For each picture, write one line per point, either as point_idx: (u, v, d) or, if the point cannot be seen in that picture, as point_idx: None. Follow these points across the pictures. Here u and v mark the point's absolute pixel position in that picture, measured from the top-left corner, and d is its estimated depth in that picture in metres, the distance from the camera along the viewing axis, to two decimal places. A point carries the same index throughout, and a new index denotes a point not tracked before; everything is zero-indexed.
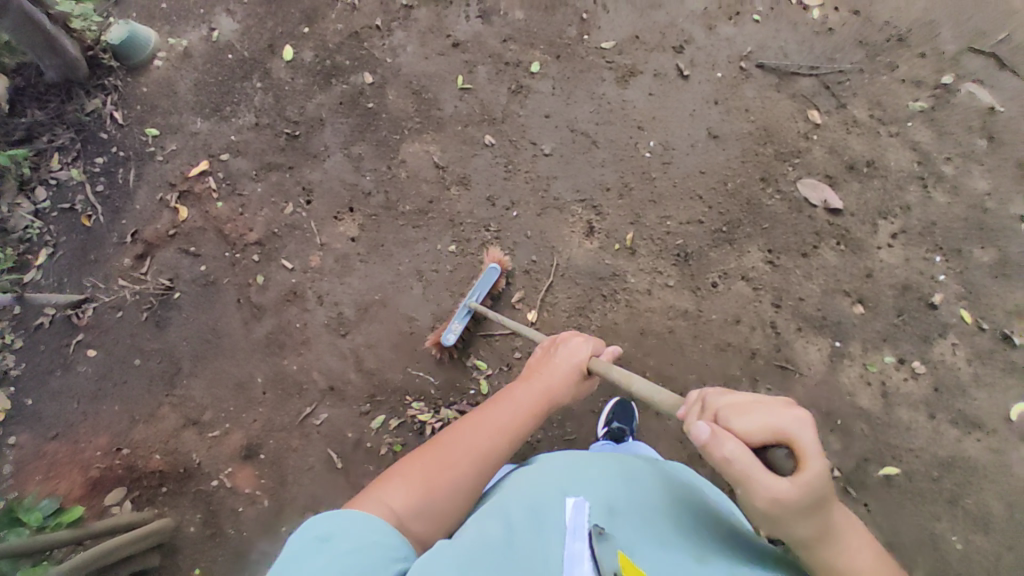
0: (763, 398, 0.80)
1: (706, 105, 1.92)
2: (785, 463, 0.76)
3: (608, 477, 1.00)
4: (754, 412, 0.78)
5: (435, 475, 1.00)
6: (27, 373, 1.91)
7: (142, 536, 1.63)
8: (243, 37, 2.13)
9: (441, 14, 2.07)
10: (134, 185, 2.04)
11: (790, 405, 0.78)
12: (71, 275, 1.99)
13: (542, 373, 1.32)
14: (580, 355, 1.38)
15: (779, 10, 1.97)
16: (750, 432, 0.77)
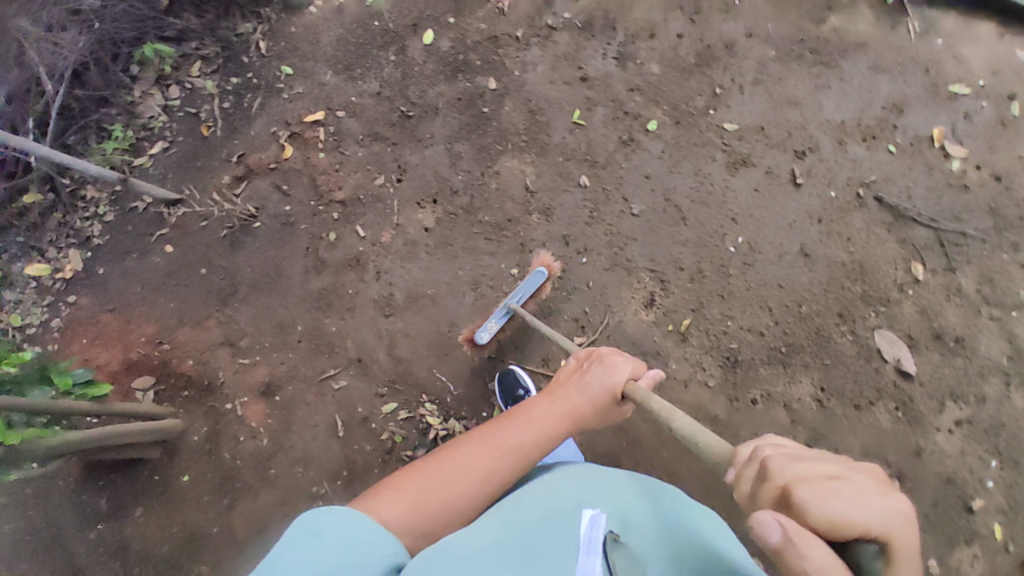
0: (848, 477, 0.61)
1: (808, 219, 1.86)
2: (873, 564, 0.58)
3: (613, 500, 1.02)
4: (848, 498, 0.59)
5: (423, 500, 0.98)
6: (109, 246, 2.14)
7: (149, 429, 1.75)
8: (394, 10, 2.26)
9: (581, 46, 2.11)
10: (255, 111, 2.22)
11: (882, 493, 0.60)
12: (174, 173, 2.17)
13: (564, 392, 1.19)
14: (615, 379, 1.21)
15: (919, 148, 1.91)
16: (840, 525, 0.58)
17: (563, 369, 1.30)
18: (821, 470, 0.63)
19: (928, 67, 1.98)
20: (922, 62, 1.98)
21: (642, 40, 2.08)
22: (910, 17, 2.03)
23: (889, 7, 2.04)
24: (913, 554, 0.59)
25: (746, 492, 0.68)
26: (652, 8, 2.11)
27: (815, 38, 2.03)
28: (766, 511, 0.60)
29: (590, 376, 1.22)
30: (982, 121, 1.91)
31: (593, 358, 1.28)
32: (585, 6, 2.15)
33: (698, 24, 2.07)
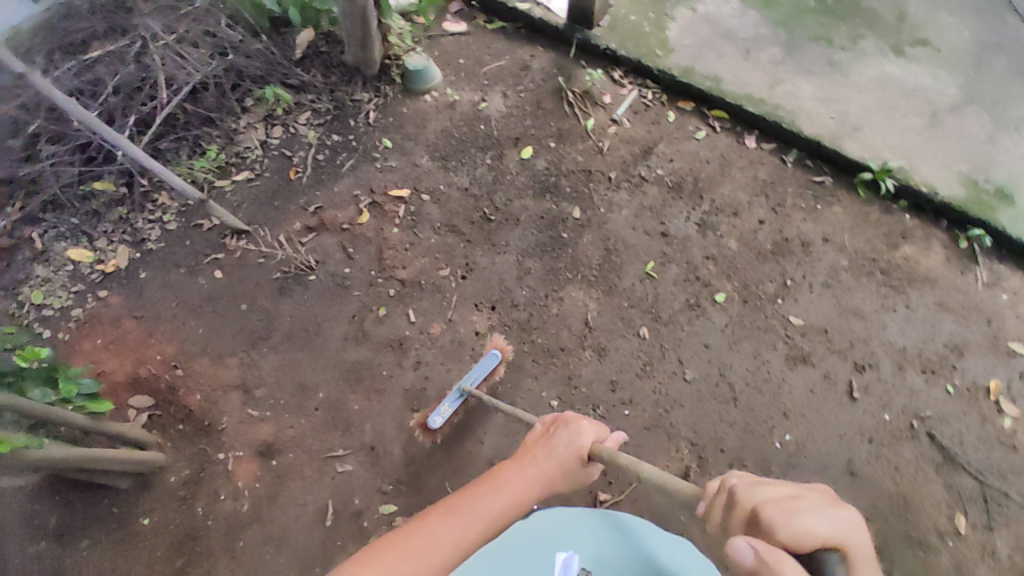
0: (803, 498, 0.88)
1: (858, 436, 1.82)
2: (836, 569, 0.76)
3: (587, 533, 1.18)
4: (794, 520, 0.82)
5: (390, 571, 1.06)
6: (160, 253, 2.11)
7: (128, 459, 1.61)
8: (502, 119, 2.39)
9: (666, 203, 2.20)
10: (345, 170, 2.29)
11: (834, 512, 0.83)
12: (249, 205, 2.21)
13: (533, 461, 1.36)
14: (574, 448, 1.40)
15: (976, 395, 1.90)
16: (803, 533, 0.79)
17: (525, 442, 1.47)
18: (780, 497, 0.89)
19: (991, 318, 2.01)
20: (987, 312, 2.02)
21: (726, 214, 2.17)
22: (982, 266, 2.09)
23: (963, 250, 2.11)
24: (859, 560, 0.77)
25: (721, 521, 0.98)
26: (739, 189, 2.23)
27: (887, 260, 2.09)
28: (740, 539, 0.79)
29: (552, 447, 1.39)
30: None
31: (551, 428, 1.47)
32: (678, 169, 2.28)
33: (778, 216, 2.17)
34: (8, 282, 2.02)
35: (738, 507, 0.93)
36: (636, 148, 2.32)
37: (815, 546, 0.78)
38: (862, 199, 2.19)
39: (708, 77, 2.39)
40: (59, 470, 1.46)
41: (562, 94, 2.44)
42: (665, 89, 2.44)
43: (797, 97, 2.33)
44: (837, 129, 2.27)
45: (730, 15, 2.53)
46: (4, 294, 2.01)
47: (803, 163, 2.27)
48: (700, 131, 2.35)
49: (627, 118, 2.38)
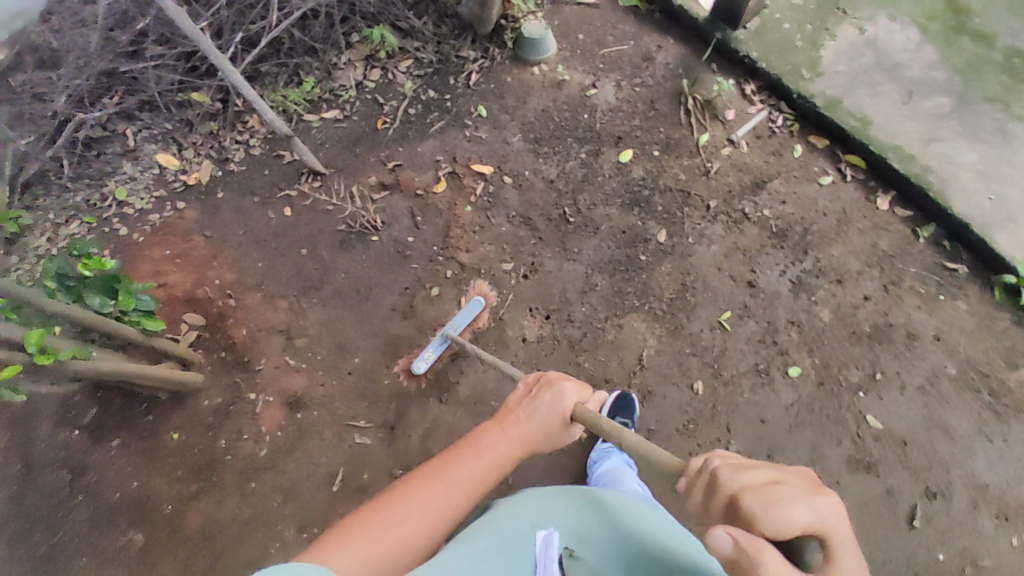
0: (786, 481, 0.75)
1: (902, 566, 1.63)
2: (814, 558, 0.69)
3: (559, 510, 1.05)
4: (777, 508, 0.70)
5: (372, 541, 0.98)
6: (240, 176, 2.14)
7: (166, 377, 1.67)
8: (608, 113, 2.20)
9: (763, 249, 1.98)
10: (433, 131, 2.19)
11: (819, 491, 0.72)
12: (332, 146, 2.18)
13: (514, 426, 1.30)
14: (553, 408, 1.33)
15: None
16: (788, 527, 0.69)
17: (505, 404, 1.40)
18: (762, 479, 0.76)
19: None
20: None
21: (827, 279, 1.94)
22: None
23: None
24: (849, 544, 0.70)
25: (702, 503, 0.83)
26: (851, 254, 1.97)
27: (999, 379, 1.81)
28: (720, 528, 0.70)
29: (532, 410, 1.33)
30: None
31: (529, 390, 1.41)
32: (788, 213, 2.03)
33: (889, 296, 1.92)
34: (98, 173, 2.10)
35: (717, 493, 0.79)
36: (747, 179, 2.08)
37: (800, 534, 0.69)
38: (993, 301, 1.90)
39: (855, 116, 2.07)
40: (101, 379, 1.53)
41: (681, 97, 2.21)
42: (799, 117, 2.15)
43: (952, 164, 1.99)
44: (994, 212, 1.94)
45: (901, 47, 2.17)
46: (92, 183, 2.09)
47: (938, 243, 1.98)
48: (826, 176, 2.08)
49: (747, 141, 2.13)
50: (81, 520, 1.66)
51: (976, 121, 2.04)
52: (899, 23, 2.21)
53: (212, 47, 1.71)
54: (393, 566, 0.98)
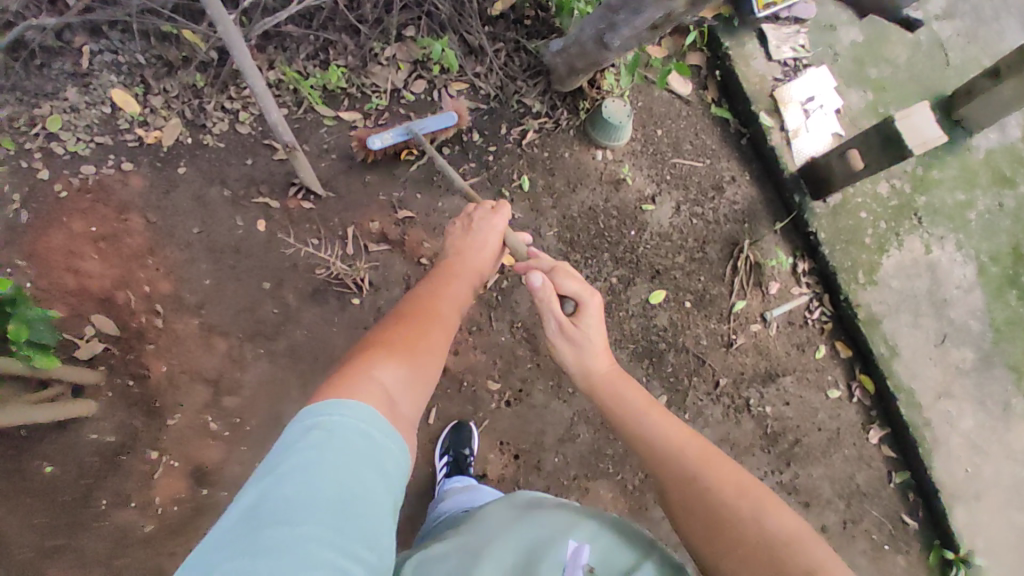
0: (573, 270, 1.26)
1: None
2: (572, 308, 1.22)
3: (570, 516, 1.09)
4: (564, 276, 1.24)
5: (403, 349, 0.96)
6: (213, 154, 1.71)
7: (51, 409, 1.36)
8: (655, 238, 1.96)
9: (750, 448, 1.89)
10: (461, 188, 1.87)
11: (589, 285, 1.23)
12: (340, 160, 1.79)
13: (470, 243, 1.33)
14: (497, 232, 1.36)
15: None
16: (563, 286, 1.22)
17: (450, 234, 1.38)
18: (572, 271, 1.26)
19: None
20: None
21: (796, 499, 1.89)
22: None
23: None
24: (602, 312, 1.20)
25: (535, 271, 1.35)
26: (827, 479, 1.93)
27: None
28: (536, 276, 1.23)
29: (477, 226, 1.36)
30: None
31: (474, 210, 1.40)
32: (787, 417, 1.93)
33: (844, 533, 1.91)
34: (34, 88, 1.64)
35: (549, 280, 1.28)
36: (762, 365, 1.95)
37: (567, 290, 1.22)
38: (925, 563, 1.92)
39: (887, 343, 1.98)
40: None
41: (736, 250, 2.01)
42: (835, 317, 2.03)
43: (951, 425, 1.97)
44: (963, 485, 1.94)
45: (956, 282, 2.06)
46: (23, 98, 1.63)
47: (904, 492, 1.97)
48: (835, 389, 1.99)
49: (778, 324, 1.99)
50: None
51: (990, 387, 2.01)
52: (962, 253, 2.08)
53: (226, 23, 1.28)
54: (424, 366, 0.99)
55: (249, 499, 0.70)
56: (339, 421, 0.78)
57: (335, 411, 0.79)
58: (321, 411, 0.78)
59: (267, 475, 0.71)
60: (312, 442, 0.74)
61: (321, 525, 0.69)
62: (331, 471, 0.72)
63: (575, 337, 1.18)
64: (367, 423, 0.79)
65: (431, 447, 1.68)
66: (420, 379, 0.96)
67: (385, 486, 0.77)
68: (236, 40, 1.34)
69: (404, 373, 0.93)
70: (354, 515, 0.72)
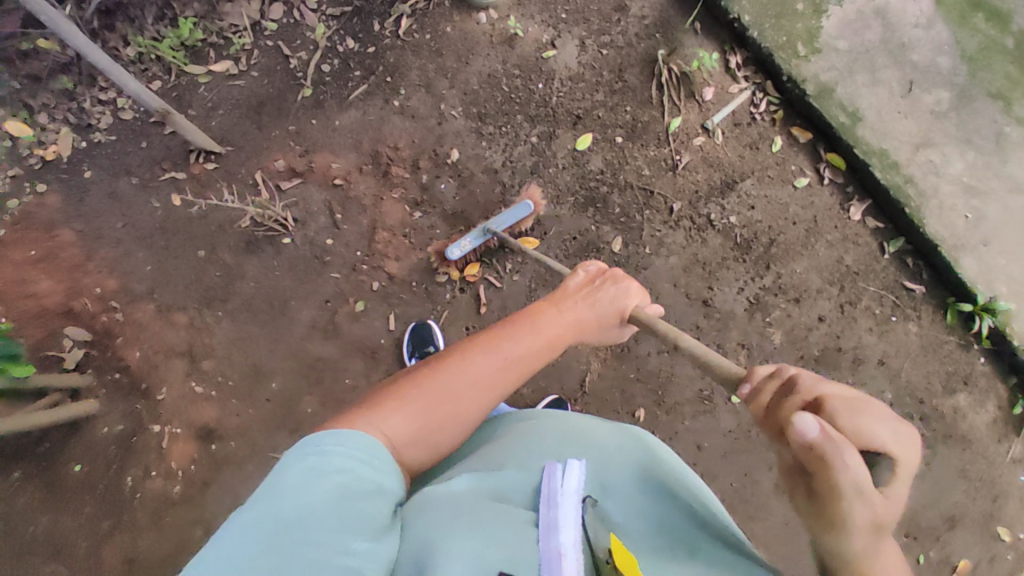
0: (874, 400, 0.74)
1: None
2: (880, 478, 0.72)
3: (558, 435, 1.00)
4: (862, 418, 0.72)
5: (429, 407, 0.89)
6: (109, 148, 1.75)
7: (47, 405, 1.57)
8: (567, 82, 1.85)
9: (723, 262, 1.81)
10: (353, 99, 1.80)
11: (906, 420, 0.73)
12: (228, 112, 1.77)
13: (577, 308, 1.16)
14: (621, 305, 1.22)
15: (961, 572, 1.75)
16: (869, 438, 0.71)
17: (566, 285, 1.25)
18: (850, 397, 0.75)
19: (995, 494, 1.78)
20: (994, 484, 1.78)
21: (785, 298, 1.82)
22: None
23: (1010, 414, 1.81)
24: (910, 478, 0.72)
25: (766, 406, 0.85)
26: (814, 270, 1.84)
27: (933, 404, 1.82)
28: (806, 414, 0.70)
29: (596, 301, 1.20)
30: (1001, 568, 1.74)
31: (592, 280, 1.25)
32: (756, 221, 1.84)
33: (844, 317, 1.83)
34: None
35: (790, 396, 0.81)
36: (716, 177, 1.85)
37: (875, 450, 0.71)
38: (943, 324, 1.84)
39: (846, 110, 1.84)
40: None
41: (656, 67, 1.87)
42: (784, 103, 1.89)
43: (937, 175, 1.83)
44: (967, 234, 1.82)
45: (912, 22, 1.87)
46: None
47: (902, 260, 1.86)
48: (803, 177, 1.86)
49: (723, 130, 1.87)
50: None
51: (975, 124, 1.84)
52: None
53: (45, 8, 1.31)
54: (448, 431, 0.91)
55: (249, 524, 0.66)
56: (337, 447, 0.76)
57: (333, 440, 0.77)
58: (319, 439, 0.76)
59: (262, 499, 0.69)
60: (315, 466, 0.73)
61: (336, 528, 0.68)
62: (338, 488, 0.71)
63: (884, 524, 0.69)
64: (363, 448, 0.78)
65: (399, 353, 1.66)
66: (435, 433, 0.90)
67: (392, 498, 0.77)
68: (70, 26, 1.38)
69: (416, 428, 0.88)
70: (365, 517, 0.71)
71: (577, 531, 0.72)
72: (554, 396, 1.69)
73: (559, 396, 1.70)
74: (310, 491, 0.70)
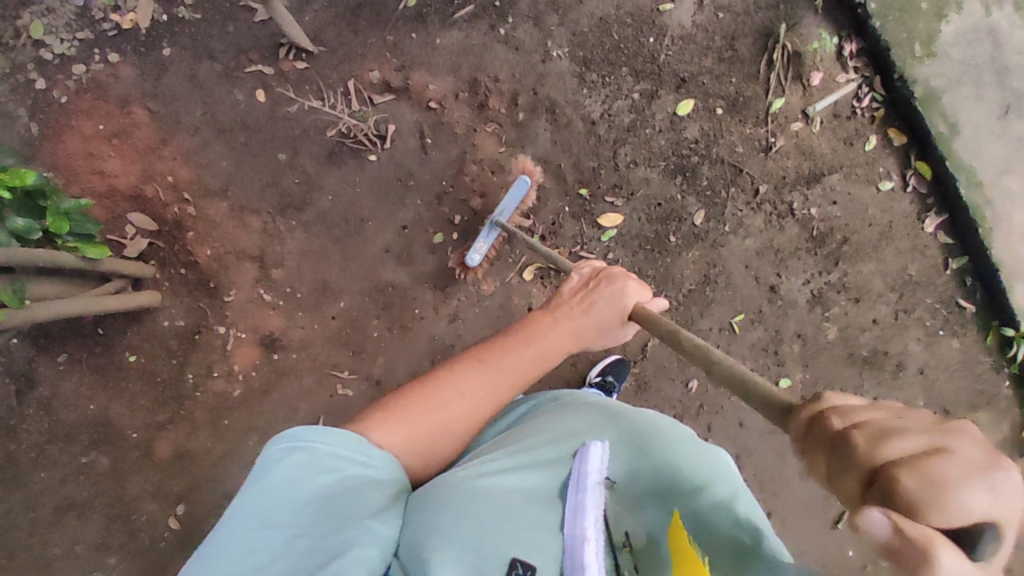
0: (957, 445, 0.43)
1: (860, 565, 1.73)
2: (990, 551, 0.43)
3: (588, 420, 1.04)
4: (946, 496, 0.41)
5: (419, 423, 0.97)
6: (192, 27, 1.63)
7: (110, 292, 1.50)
8: (678, 41, 1.79)
9: (796, 252, 1.83)
10: (457, 19, 1.70)
11: (1000, 453, 0.43)
12: (325, 8, 1.67)
13: (570, 318, 1.15)
14: (613, 311, 1.17)
15: None
16: (968, 517, 0.41)
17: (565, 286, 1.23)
18: (977, 450, 0.42)
19: None
20: None
21: (846, 296, 1.86)
22: None
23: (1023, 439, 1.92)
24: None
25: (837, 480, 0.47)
26: (878, 274, 1.87)
27: (957, 417, 1.91)
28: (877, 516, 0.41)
29: (585, 309, 1.16)
30: None
31: (590, 277, 1.22)
32: (834, 217, 1.85)
33: (896, 324, 1.88)
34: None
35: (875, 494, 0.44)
36: (805, 166, 1.84)
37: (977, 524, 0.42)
38: (983, 345, 1.91)
39: (947, 121, 1.84)
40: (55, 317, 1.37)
41: (770, 42, 1.82)
42: (888, 102, 1.87)
43: (1014, 201, 1.86)
44: None
45: (1017, 47, 1.83)
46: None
47: (961, 278, 1.91)
48: (888, 181, 1.87)
49: (822, 119, 1.84)
50: (43, 431, 1.54)
51: None
52: None
53: None
54: (431, 447, 0.99)
55: (237, 507, 0.75)
56: (329, 441, 0.83)
57: (316, 438, 0.83)
58: (303, 434, 0.82)
59: (255, 487, 0.77)
60: (293, 462, 0.79)
61: (320, 521, 0.76)
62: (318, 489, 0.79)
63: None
64: (346, 448, 0.85)
65: (474, 291, 1.64)
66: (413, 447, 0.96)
67: (366, 489, 0.84)
68: None
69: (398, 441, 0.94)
70: (342, 508, 0.79)
71: (595, 517, 0.76)
72: (617, 356, 1.72)
73: (620, 356, 1.73)
74: (291, 489, 0.77)
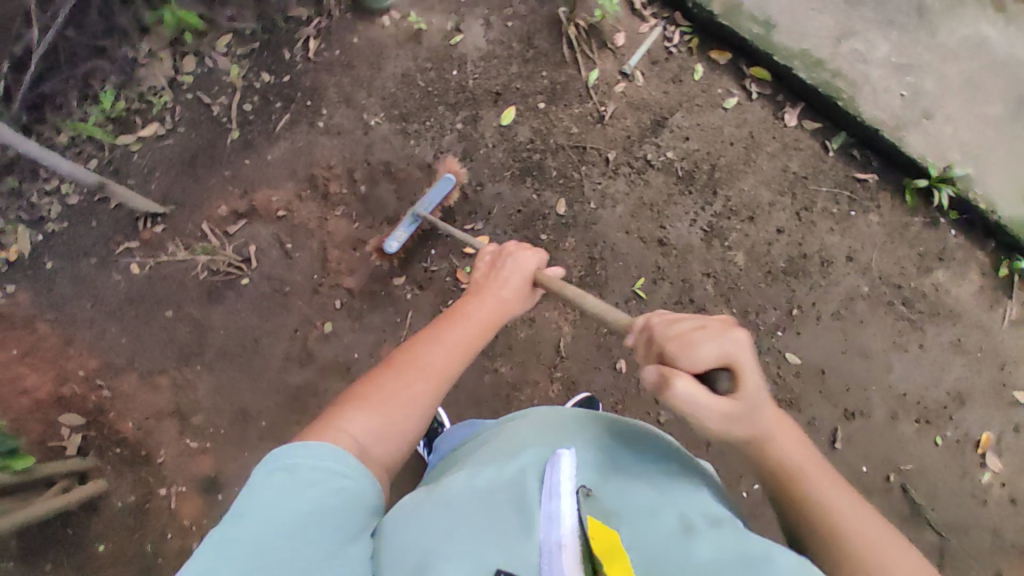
0: (706, 327, 0.82)
1: None
2: (725, 383, 0.80)
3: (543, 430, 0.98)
4: (692, 351, 0.79)
5: (392, 406, 0.99)
6: (63, 234, 1.81)
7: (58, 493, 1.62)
8: (481, 61, 1.88)
9: (670, 199, 1.82)
10: (279, 131, 1.84)
11: (733, 329, 0.82)
12: (165, 171, 1.83)
13: (495, 289, 1.25)
14: (529, 270, 1.30)
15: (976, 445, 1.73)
16: (704, 360, 0.79)
17: (476, 272, 1.34)
18: (718, 325, 0.83)
19: (995, 363, 1.76)
20: (992, 353, 1.76)
21: (739, 219, 1.82)
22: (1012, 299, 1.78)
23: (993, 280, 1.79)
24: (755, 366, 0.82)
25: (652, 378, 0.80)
26: (762, 184, 1.83)
27: (912, 287, 1.80)
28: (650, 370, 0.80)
29: (504, 279, 1.28)
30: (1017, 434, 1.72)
31: (498, 252, 1.35)
32: (693, 151, 1.84)
33: (802, 224, 1.82)
34: None
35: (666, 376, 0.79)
36: (645, 118, 1.86)
37: (714, 365, 0.79)
38: (905, 207, 1.82)
39: (758, 20, 1.84)
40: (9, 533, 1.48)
41: (563, 26, 1.89)
42: (697, 29, 1.90)
43: (862, 62, 1.82)
44: (905, 112, 1.80)
45: None
46: None
47: (847, 152, 1.85)
48: (731, 98, 1.86)
49: (642, 71, 1.88)
50: None
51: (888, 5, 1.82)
52: None
53: None
54: (403, 432, 1.00)
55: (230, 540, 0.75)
56: (316, 460, 0.84)
57: (304, 452, 0.84)
58: (288, 452, 0.84)
59: (244, 521, 0.76)
60: (279, 487, 0.80)
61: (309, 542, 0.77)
62: (309, 511, 0.79)
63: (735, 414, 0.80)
64: (335, 463, 0.85)
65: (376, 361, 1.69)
66: (390, 430, 0.97)
67: (354, 506, 0.84)
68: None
69: (376, 423, 0.96)
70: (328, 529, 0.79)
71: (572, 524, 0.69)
72: (585, 394, 1.66)
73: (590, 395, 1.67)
74: (280, 509, 0.78)
